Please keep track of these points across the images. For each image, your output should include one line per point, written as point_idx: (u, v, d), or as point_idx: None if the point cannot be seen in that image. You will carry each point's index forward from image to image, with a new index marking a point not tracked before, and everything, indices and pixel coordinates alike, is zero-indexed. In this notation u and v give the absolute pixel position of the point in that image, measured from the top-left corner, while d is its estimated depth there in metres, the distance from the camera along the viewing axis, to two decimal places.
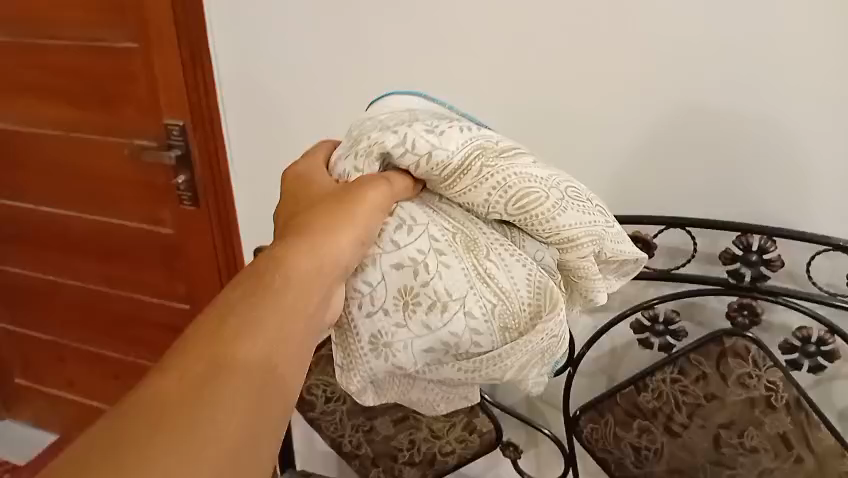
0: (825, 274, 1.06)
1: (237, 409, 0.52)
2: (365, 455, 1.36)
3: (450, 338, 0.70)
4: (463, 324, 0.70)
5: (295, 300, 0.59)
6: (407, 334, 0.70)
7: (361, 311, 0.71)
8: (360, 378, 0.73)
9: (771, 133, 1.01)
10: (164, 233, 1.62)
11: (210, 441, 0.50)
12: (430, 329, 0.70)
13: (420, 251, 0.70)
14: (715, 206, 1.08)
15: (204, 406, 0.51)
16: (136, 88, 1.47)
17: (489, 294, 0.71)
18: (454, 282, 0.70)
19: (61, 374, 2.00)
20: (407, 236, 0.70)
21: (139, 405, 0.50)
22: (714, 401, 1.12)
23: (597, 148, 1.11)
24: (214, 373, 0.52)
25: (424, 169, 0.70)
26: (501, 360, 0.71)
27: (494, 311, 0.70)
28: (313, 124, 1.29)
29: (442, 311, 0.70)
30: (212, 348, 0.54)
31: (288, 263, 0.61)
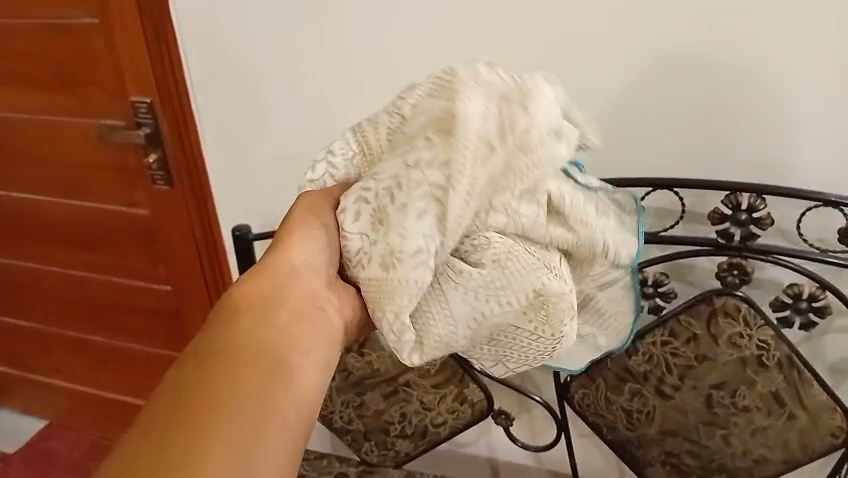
0: (814, 229, 1.05)
1: (243, 404, 0.56)
2: (356, 430, 1.35)
3: (424, 196, 0.70)
4: (423, 180, 0.71)
5: (259, 298, 0.66)
6: (398, 230, 0.70)
7: (363, 266, 0.72)
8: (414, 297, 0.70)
9: (754, 87, 0.99)
10: (139, 214, 1.58)
11: (221, 439, 0.53)
12: (410, 200, 0.70)
13: (362, 187, 0.73)
14: (702, 164, 1.06)
15: (222, 400, 0.55)
16: (101, 66, 1.42)
17: (420, 141, 0.72)
18: (390, 166, 0.72)
19: (44, 362, 1.96)
20: (345, 197, 0.73)
21: (148, 426, 0.53)
22: (706, 362, 1.11)
23: (579, 111, 1.08)
24: (205, 384, 0.56)
25: (342, 171, 0.77)
26: (463, 156, 0.70)
27: (432, 144, 0.72)
28: (284, 95, 1.25)
29: (401, 187, 0.71)
30: (199, 365, 0.58)
31: (242, 292, 0.67)
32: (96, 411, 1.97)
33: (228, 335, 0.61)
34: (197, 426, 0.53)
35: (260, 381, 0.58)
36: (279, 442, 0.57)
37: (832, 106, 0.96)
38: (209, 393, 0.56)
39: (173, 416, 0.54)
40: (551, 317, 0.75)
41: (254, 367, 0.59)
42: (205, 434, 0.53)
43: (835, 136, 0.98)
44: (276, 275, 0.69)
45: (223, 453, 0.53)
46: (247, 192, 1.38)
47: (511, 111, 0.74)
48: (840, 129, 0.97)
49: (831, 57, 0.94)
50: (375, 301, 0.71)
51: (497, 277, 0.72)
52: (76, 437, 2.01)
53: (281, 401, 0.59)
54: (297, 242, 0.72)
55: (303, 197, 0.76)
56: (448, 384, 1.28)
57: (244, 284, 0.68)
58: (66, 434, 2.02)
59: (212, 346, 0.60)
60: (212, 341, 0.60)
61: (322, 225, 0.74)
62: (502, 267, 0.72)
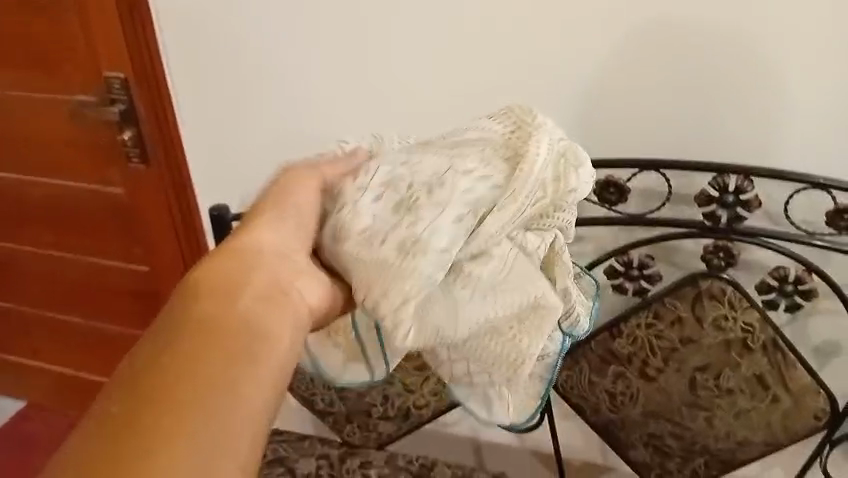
0: (802, 211, 1.03)
1: (210, 383, 0.53)
2: (339, 412, 1.34)
3: (465, 202, 0.72)
4: (466, 187, 0.72)
5: (232, 280, 0.62)
6: (425, 227, 0.70)
7: (371, 246, 0.70)
8: (421, 287, 0.69)
9: (742, 67, 0.97)
10: (115, 193, 1.55)
11: (177, 429, 0.50)
12: (447, 201, 0.71)
13: (391, 176, 0.74)
14: (688, 144, 1.04)
15: (183, 382, 0.53)
16: (73, 41, 1.38)
17: (473, 156, 0.75)
18: (431, 165, 0.74)
19: (21, 343, 1.93)
20: (364, 178, 0.74)
21: (104, 410, 0.51)
22: (690, 344, 1.10)
23: (563, 88, 1.06)
24: (165, 368, 0.53)
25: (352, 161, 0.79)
26: (519, 178, 0.73)
27: (486, 161, 0.74)
28: (263, 74, 1.22)
29: (440, 185, 0.72)
30: (162, 350, 0.55)
31: (212, 268, 0.63)
32: (75, 392, 1.95)
33: (191, 314, 0.58)
34: (153, 413, 0.50)
35: (227, 369, 0.55)
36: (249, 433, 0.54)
37: (821, 84, 0.95)
38: (168, 379, 0.53)
39: (133, 404, 0.51)
40: (524, 343, 0.75)
41: (223, 350, 0.56)
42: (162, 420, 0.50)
43: (823, 115, 0.96)
44: (247, 255, 0.65)
45: (184, 442, 0.50)
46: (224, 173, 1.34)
47: (564, 169, 0.75)
48: (830, 109, 0.96)
49: (820, 35, 0.92)
50: (372, 286, 0.70)
51: (495, 291, 0.73)
52: (54, 419, 1.99)
53: (251, 385, 0.56)
54: (266, 221, 0.69)
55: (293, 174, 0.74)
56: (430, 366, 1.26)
57: (210, 262, 0.63)
58: (45, 415, 2.01)
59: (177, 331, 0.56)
60: (176, 327, 0.56)
61: (294, 208, 0.71)
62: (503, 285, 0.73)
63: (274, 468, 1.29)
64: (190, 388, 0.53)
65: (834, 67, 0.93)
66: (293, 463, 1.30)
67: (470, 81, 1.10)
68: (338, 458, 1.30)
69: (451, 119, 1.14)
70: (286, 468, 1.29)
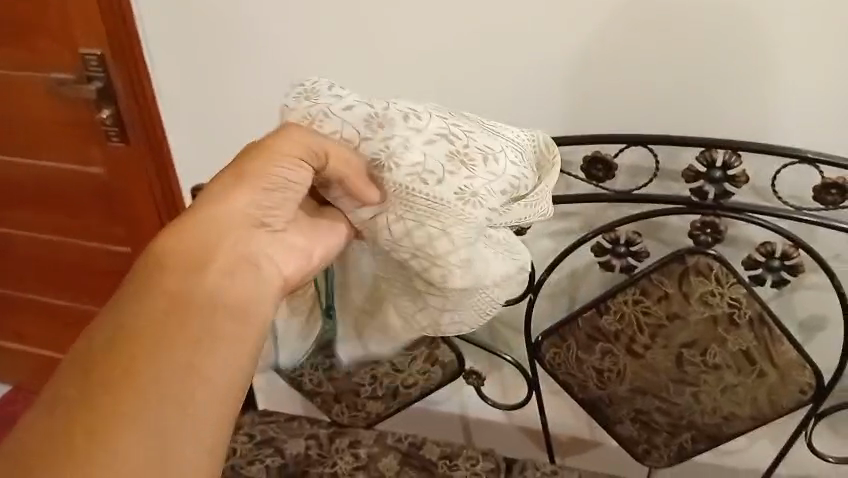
0: (789, 186, 1.03)
1: (167, 374, 0.62)
2: (327, 392, 1.33)
3: (515, 178, 0.83)
4: (513, 169, 0.83)
5: (208, 255, 0.69)
6: (480, 190, 0.80)
7: (426, 181, 0.79)
8: (466, 231, 0.80)
9: (731, 41, 0.96)
10: (94, 173, 1.53)
11: (162, 390, 0.61)
12: (499, 174, 0.82)
13: (444, 130, 0.82)
14: (676, 118, 1.04)
15: (136, 374, 0.61)
16: (47, 18, 1.35)
17: (512, 147, 0.87)
18: (485, 138, 0.84)
19: (4, 326, 1.91)
20: (419, 121, 0.82)
21: (81, 371, 0.61)
22: (677, 320, 1.10)
23: (550, 63, 1.04)
24: (142, 337, 0.63)
25: (361, 112, 0.82)
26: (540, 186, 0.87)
27: (523, 158, 0.87)
28: (244, 50, 1.19)
29: (495, 160, 0.82)
30: (134, 322, 0.64)
31: (182, 242, 0.69)
32: None
33: (154, 289, 0.65)
34: (134, 375, 0.61)
35: (191, 347, 0.64)
36: (212, 402, 0.63)
37: (811, 58, 0.94)
38: (140, 350, 0.62)
39: (85, 399, 0.59)
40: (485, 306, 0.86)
41: (181, 342, 0.63)
42: (148, 380, 0.61)
43: (811, 89, 0.96)
44: (217, 221, 0.71)
45: (163, 401, 0.61)
46: (210, 151, 1.33)
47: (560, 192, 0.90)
48: (817, 83, 0.95)
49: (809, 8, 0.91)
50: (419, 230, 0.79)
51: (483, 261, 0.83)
52: None
53: (216, 354, 0.65)
54: (248, 191, 0.72)
55: (281, 134, 0.74)
56: (419, 345, 1.26)
57: (176, 233, 0.69)
58: (31, 397, 2.00)
59: (146, 302, 0.65)
60: (145, 299, 0.65)
61: (281, 182, 0.73)
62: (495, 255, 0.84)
63: (263, 449, 1.29)
64: (164, 359, 0.62)
65: (823, 40, 0.93)
66: (281, 443, 1.29)
67: (455, 57, 1.09)
68: (327, 438, 1.29)
69: (436, 94, 1.13)
70: (275, 449, 1.29)
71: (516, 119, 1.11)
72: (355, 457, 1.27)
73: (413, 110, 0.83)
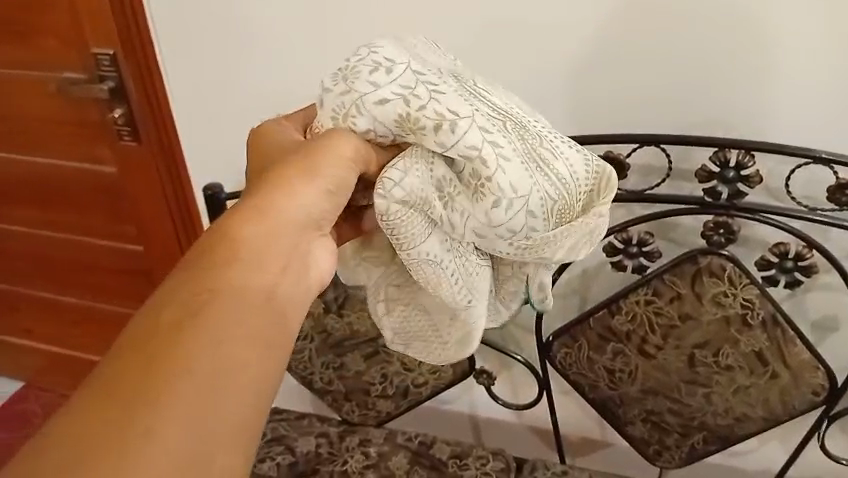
0: (802, 187, 1.02)
1: (195, 386, 0.50)
2: (337, 390, 1.33)
3: (518, 223, 0.70)
4: (524, 214, 0.70)
5: (260, 252, 0.58)
6: (466, 213, 0.71)
7: (412, 186, 0.69)
8: (427, 244, 0.73)
9: (742, 41, 0.95)
10: (106, 171, 1.53)
11: (198, 401, 0.49)
12: (502, 213, 0.70)
13: (473, 146, 0.68)
14: (687, 119, 1.03)
15: (163, 381, 0.49)
16: (59, 17, 1.35)
17: (547, 185, 0.72)
18: (517, 173, 0.70)
19: (17, 323, 1.92)
20: (450, 135, 0.68)
21: (101, 377, 0.49)
22: (689, 321, 1.09)
23: (558, 63, 1.04)
24: (181, 332, 0.51)
25: (393, 112, 0.69)
26: (556, 241, 0.72)
27: (550, 206, 0.72)
28: (252, 51, 1.19)
29: (509, 203, 0.69)
30: (176, 318, 0.52)
31: (234, 232, 0.59)
32: (72, 372, 1.95)
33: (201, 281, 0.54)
34: (164, 383, 0.49)
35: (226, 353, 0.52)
36: (245, 425, 0.51)
37: (821, 58, 0.93)
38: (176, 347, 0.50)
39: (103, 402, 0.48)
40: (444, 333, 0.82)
41: (226, 344, 0.52)
42: (178, 393, 0.49)
43: (821, 90, 0.95)
44: (271, 218, 0.61)
45: (195, 416, 0.49)
46: (219, 151, 1.33)
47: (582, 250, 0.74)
48: (829, 83, 0.94)
49: (821, 9, 0.90)
50: (389, 214, 0.70)
51: (450, 285, 0.75)
52: (51, 398, 1.99)
53: (258, 369, 0.53)
54: (302, 187, 0.64)
55: (335, 137, 0.68)
56: None
57: (231, 219, 0.60)
58: (42, 394, 2.01)
59: (187, 298, 0.53)
60: (191, 285, 0.54)
61: (338, 182, 0.66)
62: (461, 282, 0.75)
63: (274, 447, 1.29)
64: (203, 364, 0.51)
65: (833, 40, 0.92)
66: (292, 442, 1.29)
67: (463, 57, 1.08)
68: (337, 437, 1.30)
69: None
70: (285, 447, 1.29)
71: None
72: (366, 455, 1.27)
73: (452, 113, 0.69)
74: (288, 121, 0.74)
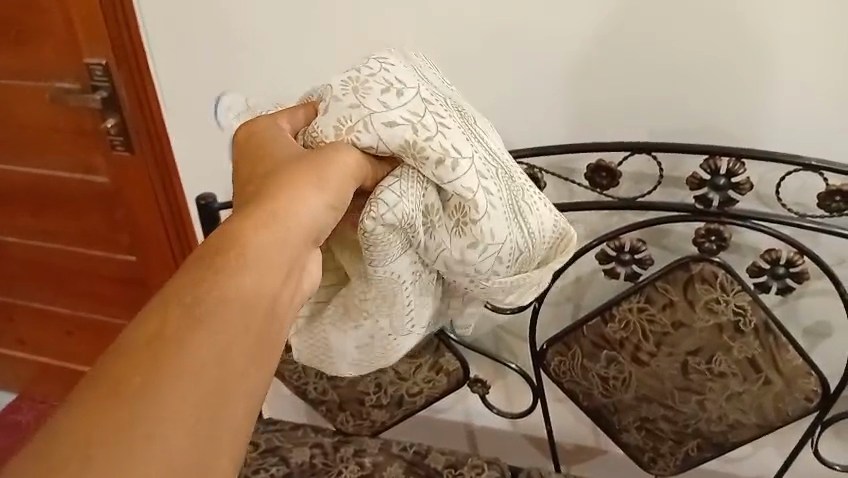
0: (793, 193, 1.03)
1: (199, 394, 0.48)
2: (331, 400, 1.33)
3: (488, 266, 0.76)
4: (494, 259, 0.76)
5: (261, 262, 0.55)
6: (443, 244, 0.75)
7: (402, 212, 0.72)
8: (399, 266, 0.76)
9: (732, 49, 0.96)
10: (99, 182, 1.53)
11: (193, 414, 0.47)
12: (474, 253, 0.75)
13: (468, 189, 0.72)
14: (679, 126, 1.03)
15: (167, 387, 0.47)
16: (53, 28, 1.36)
17: (521, 237, 0.77)
18: (500, 221, 0.74)
19: (10, 335, 1.92)
20: (450, 173, 0.71)
21: (95, 382, 0.46)
22: (682, 328, 1.09)
23: (553, 71, 1.05)
24: (187, 334, 0.49)
25: (400, 136, 0.71)
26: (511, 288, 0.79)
27: (517, 255, 0.77)
28: (246, 62, 1.20)
29: (483, 247, 0.74)
30: (183, 318, 0.49)
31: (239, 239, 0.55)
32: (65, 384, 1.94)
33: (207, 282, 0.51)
34: (159, 391, 0.46)
35: (231, 358, 0.50)
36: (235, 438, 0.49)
37: (816, 66, 0.94)
38: (180, 350, 0.48)
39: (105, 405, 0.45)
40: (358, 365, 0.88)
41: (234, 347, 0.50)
42: (171, 403, 0.46)
43: (817, 98, 0.96)
44: (278, 221, 0.58)
45: (186, 428, 0.46)
46: (212, 160, 1.33)
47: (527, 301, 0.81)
48: (819, 89, 0.95)
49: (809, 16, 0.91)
50: (373, 238, 0.72)
51: (399, 313, 0.81)
52: (44, 409, 1.98)
53: (250, 380, 0.51)
54: (305, 192, 0.62)
55: (339, 150, 0.68)
56: (423, 353, 1.26)
57: (240, 224, 0.57)
58: (35, 406, 2.00)
59: (187, 297, 0.50)
60: (201, 285, 0.51)
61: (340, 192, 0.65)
62: (411, 307, 0.81)
63: (268, 458, 1.29)
64: (199, 373, 0.48)
65: (829, 49, 0.92)
66: (286, 452, 1.29)
67: (456, 66, 1.09)
68: (332, 447, 1.29)
69: None
70: (279, 458, 1.28)
71: (519, 126, 1.11)
72: (361, 465, 1.26)
73: (456, 153, 0.72)
74: (282, 118, 0.73)
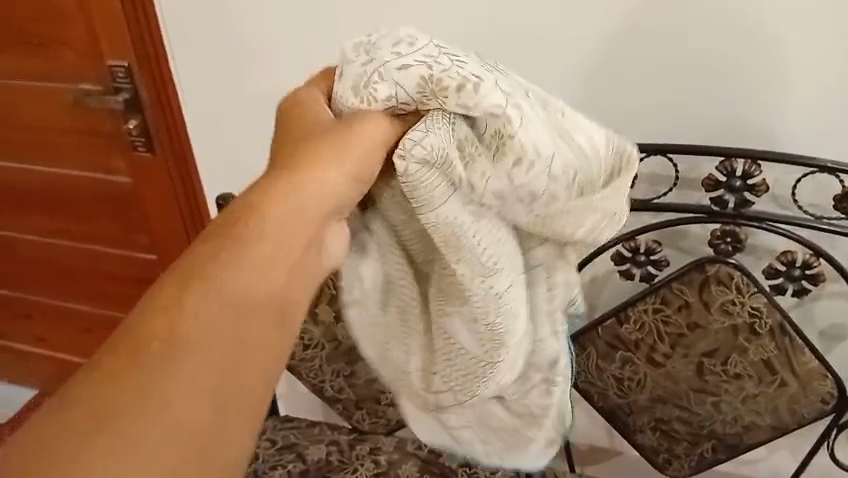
0: (809, 195, 1.03)
1: (202, 373, 0.53)
2: (347, 398, 1.34)
3: (541, 190, 0.70)
4: (546, 179, 0.70)
5: (282, 236, 0.60)
6: (492, 182, 0.69)
7: (435, 145, 0.66)
8: (448, 209, 0.69)
9: (749, 52, 0.96)
10: (120, 182, 1.56)
11: (195, 392, 0.53)
12: (524, 176, 0.69)
13: (497, 106, 0.66)
14: (694, 129, 1.04)
15: (171, 366, 0.53)
16: (75, 30, 1.38)
17: (570, 153, 0.73)
18: (543, 138, 0.69)
19: (32, 332, 1.94)
20: (474, 94, 0.66)
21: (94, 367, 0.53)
22: (697, 329, 1.09)
23: (567, 73, 1.05)
24: (196, 315, 0.55)
25: (415, 75, 0.66)
26: (572, 213, 0.74)
27: (573, 174, 0.72)
28: (267, 65, 1.21)
29: (529, 165, 0.68)
30: (190, 303, 0.55)
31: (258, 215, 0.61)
32: None
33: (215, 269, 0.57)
34: (163, 374, 0.53)
35: (237, 340, 0.55)
36: (253, 388, 0.55)
37: (822, 63, 0.94)
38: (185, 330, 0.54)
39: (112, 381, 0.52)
40: (462, 365, 0.81)
41: (242, 323, 0.56)
42: (168, 384, 0.52)
43: (818, 91, 0.96)
44: (293, 195, 0.62)
45: (191, 392, 0.52)
46: (234, 163, 1.34)
47: (599, 227, 0.76)
48: (837, 91, 0.95)
49: (825, 20, 0.91)
50: (406, 177, 0.66)
51: (473, 258, 0.72)
52: None
53: (253, 357, 0.56)
54: (326, 169, 0.64)
55: (364, 119, 0.67)
56: None
57: (254, 196, 0.62)
58: None
59: (181, 284, 0.56)
60: (211, 266, 0.57)
61: (364, 171, 0.66)
62: (485, 253, 0.72)
63: (284, 454, 1.30)
64: (204, 353, 0.54)
65: (830, 45, 0.93)
66: (303, 450, 1.30)
67: None
68: (348, 445, 1.31)
69: None
70: (296, 455, 1.30)
71: None
72: (376, 463, 1.28)
73: (477, 76, 0.67)
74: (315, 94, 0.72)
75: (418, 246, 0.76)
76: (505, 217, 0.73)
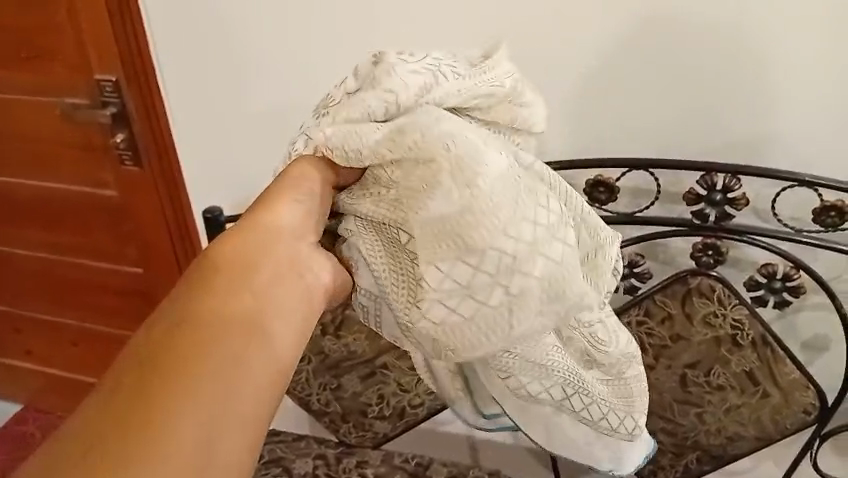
0: (790, 208, 1.05)
1: (211, 382, 0.57)
2: (334, 412, 1.34)
3: (427, 65, 0.73)
4: (430, 59, 0.75)
5: (253, 256, 0.67)
6: (393, 78, 0.71)
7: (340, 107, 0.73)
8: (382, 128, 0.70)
9: (730, 68, 0.98)
10: (107, 195, 1.56)
11: (205, 401, 0.56)
12: (412, 64, 0.73)
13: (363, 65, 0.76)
14: (677, 143, 1.06)
15: (181, 381, 0.56)
16: (62, 45, 1.38)
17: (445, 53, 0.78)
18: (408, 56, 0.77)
19: (16, 345, 1.94)
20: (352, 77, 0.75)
21: (108, 391, 0.55)
22: (680, 341, 1.11)
23: (553, 88, 1.07)
24: (195, 336, 0.59)
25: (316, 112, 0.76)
26: (477, 75, 0.76)
27: (455, 62, 0.77)
28: (257, 79, 1.22)
29: (409, 56, 0.74)
30: (182, 326, 0.59)
31: (230, 250, 0.66)
32: (72, 395, 1.96)
33: (203, 305, 0.61)
34: (171, 387, 0.55)
35: (234, 359, 0.59)
36: (248, 404, 0.58)
37: (818, 65, 0.95)
38: (187, 349, 0.58)
39: (123, 398, 0.54)
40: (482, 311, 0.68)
41: (237, 336, 0.60)
42: (179, 400, 0.55)
43: (814, 92, 0.97)
44: (254, 231, 0.69)
45: (195, 410, 0.55)
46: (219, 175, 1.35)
47: (513, 93, 0.78)
48: (830, 97, 0.96)
49: (806, 36, 0.94)
50: (330, 142, 0.71)
51: (449, 176, 0.67)
52: (49, 420, 2.00)
53: (252, 372, 0.59)
54: (281, 207, 0.71)
55: (292, 165, 0.73)
56: None
57: (224, 239, 0.67)
58: (40, 416, 2.01)
59: (175, 320, 0.60)
60: (201, 295, 0.62)
61: (308, 194, 0.72)
62: (453, 181, 0.67)
63: (271, 468, 1.30)
64: (208, 367, 0.57)
65: (830, 45, 0.93)
66: (289, 463, 1.30)
67: None
68: (335, 458, 1.31)
69: None
70: (282, 468, 1.29)
71: None
72: (363, 476, 1.28)
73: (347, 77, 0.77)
74: None
75: (396, 211, 0.71)
76: (446, 118, 0.70)
